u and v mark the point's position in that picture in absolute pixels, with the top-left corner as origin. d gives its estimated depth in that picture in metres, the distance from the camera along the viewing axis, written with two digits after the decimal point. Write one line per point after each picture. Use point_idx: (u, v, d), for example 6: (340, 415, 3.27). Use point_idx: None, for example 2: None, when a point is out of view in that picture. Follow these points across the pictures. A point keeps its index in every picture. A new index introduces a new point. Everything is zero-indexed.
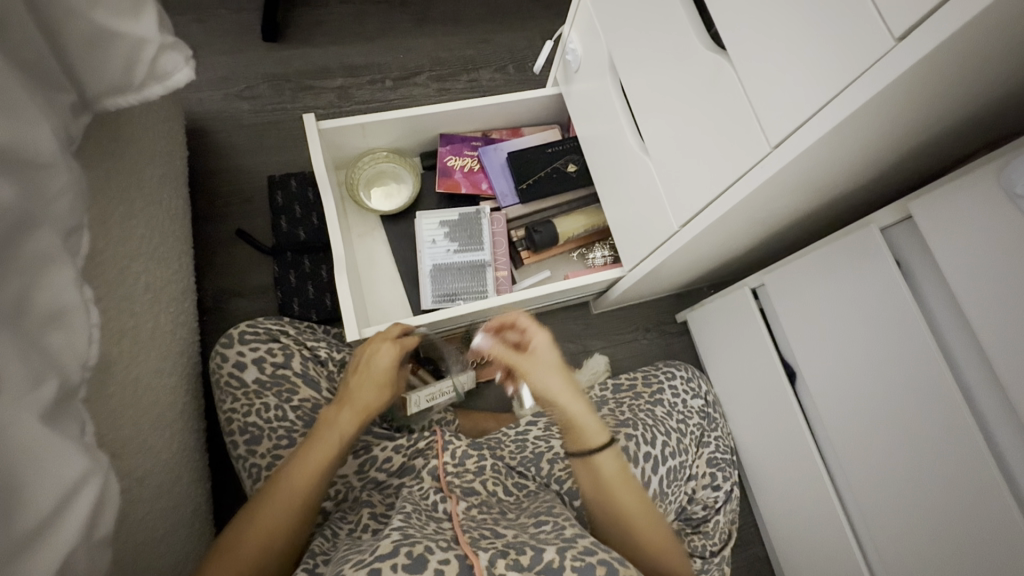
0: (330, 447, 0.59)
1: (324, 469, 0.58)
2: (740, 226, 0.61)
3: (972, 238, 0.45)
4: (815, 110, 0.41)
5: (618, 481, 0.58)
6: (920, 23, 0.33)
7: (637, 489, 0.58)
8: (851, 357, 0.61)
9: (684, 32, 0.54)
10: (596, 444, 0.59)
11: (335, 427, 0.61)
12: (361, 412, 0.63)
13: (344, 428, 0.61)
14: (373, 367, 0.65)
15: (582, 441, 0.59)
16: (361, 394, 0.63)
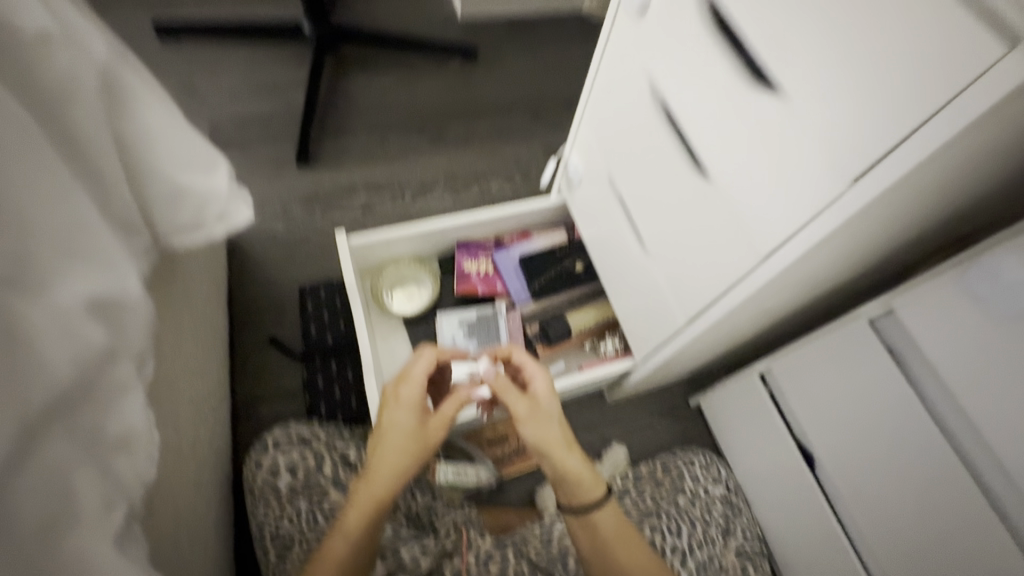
0: (361, 518, 0.57)
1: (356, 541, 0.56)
2: (741, 321, 0.66)
3: (951, 329, 0.50)
4: (792, 232, 0.48)
5: (617, 543, 0.59)
6: (869, 168, 0.39)
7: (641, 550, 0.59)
8: (864, 444, 0.64)
9: (672, 161, 0.63)
10: (593, 499, 0.60)
11: (359, 500, 0.58)
12: (385, 478, 0.58)
13: (358, 509, 0.57)
14: (391, 431, 0.60)
15: (579, 496, 0.61)
16: (382, 463, 0.59)
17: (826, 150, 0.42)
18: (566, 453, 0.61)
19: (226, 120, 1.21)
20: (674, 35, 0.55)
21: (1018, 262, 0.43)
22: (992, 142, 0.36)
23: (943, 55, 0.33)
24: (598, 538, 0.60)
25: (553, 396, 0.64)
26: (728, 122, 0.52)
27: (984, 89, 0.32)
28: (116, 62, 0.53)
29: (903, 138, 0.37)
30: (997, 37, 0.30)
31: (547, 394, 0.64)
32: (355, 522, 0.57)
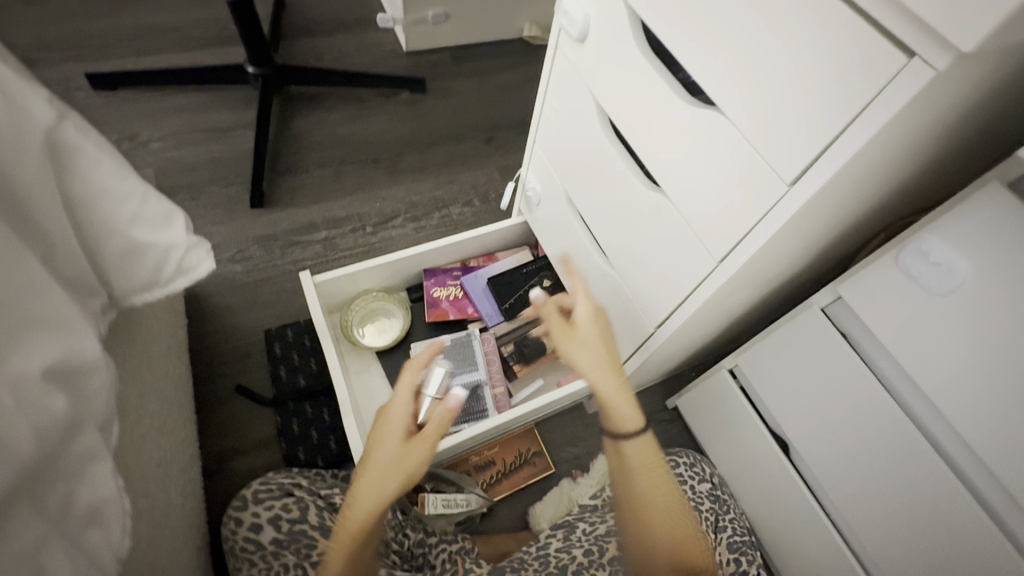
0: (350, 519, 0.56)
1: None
2: (706, 320, 0.70)
3: (887, 309, 0.54)
4: (745, 231, 0.50)
5: (648, 476, 0.61)
6: (802, 173, 0.42)
7: (668, 499, 0.60)
8: (832, 425, 0.67)
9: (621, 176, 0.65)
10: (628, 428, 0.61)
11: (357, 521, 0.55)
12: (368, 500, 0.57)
13: (354, 518, 0.55)
14: (381, 455, 0.58)
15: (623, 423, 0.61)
16: (371, 485, 0.57)
17: (764, 159, 0.45)
18: (614, 379, 0.62)
19: (171, 167, 1.18)
20: (616, 60, 0.59)
21: (940, 244, 0.48)
22: (908, 140, 0.39)
23: (852, 66, 0.36)
24: (628, 467, 0.61)
25: (594, 321, 0.63)
26: (673, 135, 0.55)
27: (892, 95, 0.34)
28: (64, 125, 0.51)
29: (829, 144, 0.39)
30: (898, 48, 0.33)
31: (591, 317, 0.63)
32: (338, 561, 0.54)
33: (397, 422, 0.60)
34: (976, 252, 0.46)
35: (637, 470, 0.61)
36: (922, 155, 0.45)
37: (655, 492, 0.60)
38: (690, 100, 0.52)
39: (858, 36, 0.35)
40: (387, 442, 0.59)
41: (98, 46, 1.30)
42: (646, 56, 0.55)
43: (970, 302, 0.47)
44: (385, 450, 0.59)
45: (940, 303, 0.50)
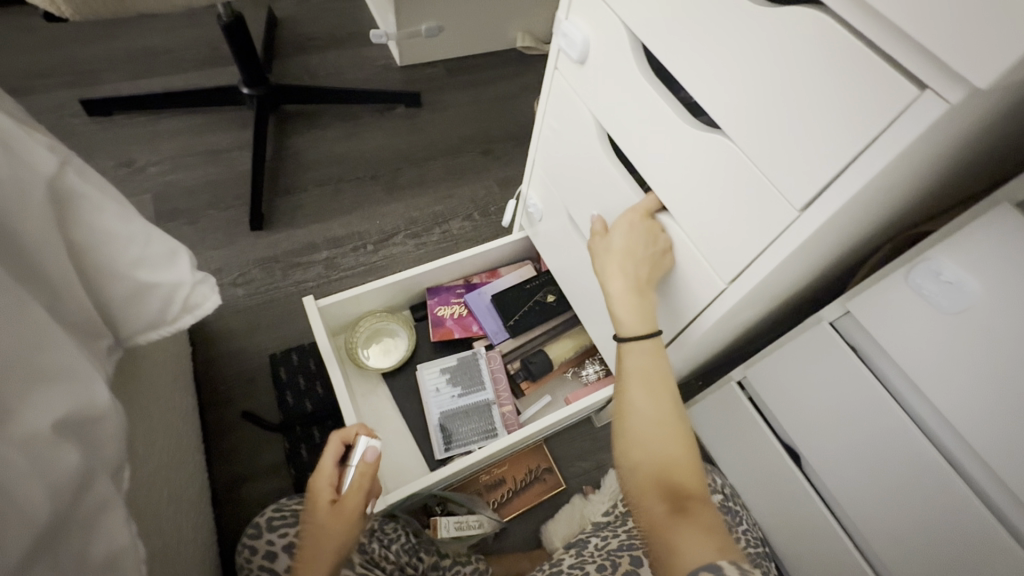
0: None
1: None
2: (715, 337, 0.69)
3: (898, 326, 0.54)
4: (755, 254, 0.50)
5: (642, 381, 0.61)
6: (812, 200, 0.42)
7: (660, 401, 0.60)
8: (844, 438, 0.67)
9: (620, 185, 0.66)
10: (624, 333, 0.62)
11: None
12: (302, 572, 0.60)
13: None
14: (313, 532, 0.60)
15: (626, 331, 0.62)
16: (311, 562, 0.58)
17: (773, 185, 0.45)
18: (627, 288, 0.61)
19: (170, 192, 1.17)
20: (617, 82, 0.59)
21: (952, 263, 0.48)
22: (919, 166, 0.39)
23: (863, 97, 0.36)
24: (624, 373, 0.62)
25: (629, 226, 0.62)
26: (678, 158, 0.54)
27: (905, 127, 0.34)
28: (65, 171, 0.51)
29: (839, 173, 0.39)
30: (909, 82, 0.33)
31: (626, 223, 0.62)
32: None
33: (321, 495, 0.63)
34: (988, 272, 0.46)
35: (632, 375, 0.61)
36: (931, 176, 0.45)
37: (652, 398, 0.60)
38: (695, 123, 0.52)
39: (868, 69, 0.35)
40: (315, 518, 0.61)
41: (92, 71, 1.29)
42: (648, 79, 0.55)
43: (984, 321, 0.47)
44: (314, 525, 0.61)
45: (952, 322, 0.50)
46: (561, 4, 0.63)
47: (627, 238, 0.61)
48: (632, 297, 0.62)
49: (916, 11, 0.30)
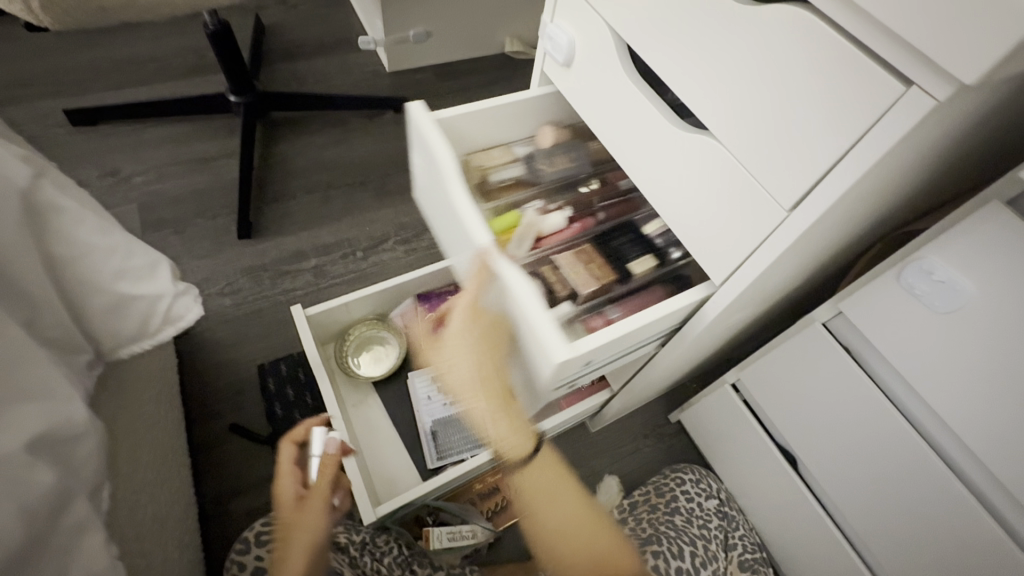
0: None
1: None
2: (707, 339, 0.69)
3: (891, 326, 0.53)
4: (746, 256, 0.49)
5: (539, 504, 0.63)
6: (802, 199, 0.41)
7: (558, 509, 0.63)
8: (841, 440, 0.66)
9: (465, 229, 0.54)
10: (523, 454, 0.61)
11: None
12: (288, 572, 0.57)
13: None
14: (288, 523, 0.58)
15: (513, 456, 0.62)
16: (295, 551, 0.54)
17: (762, 185, 0.44)
18: (494, 412, 0.60)
19: (155, 202, 1.16)
20: (604, 83, 0.58)
21: (944, 263, 0.47)
22: (909, 162, 0.38)
23: (849, 95, 0.35)
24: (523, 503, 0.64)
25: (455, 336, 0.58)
26: (667, 159, 0.54)
27: (893, 124, 0.33)
28: (41, 183, 0.49)
29: (827, 172, 0.39)
30: (895, 78, 0.32)
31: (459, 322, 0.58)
32: None
33: (289, 485, 0.61)
34: (980, 271, 0.45)
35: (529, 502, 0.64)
36: (922, 173, 0.44)
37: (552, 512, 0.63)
38: (682, 124, 0.51)
39: (856, 67, 0.34)
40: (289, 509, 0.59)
41: (76, 81, 1.28)
42: (635, 81, 0.54)
43: (978, 320, 0.47)
44: (288, 516, 0.58)
45: (946, 321, 0.49)
46: (545, 7, 0.63)
47: (465, 347, 0.58)
48: (496, 409, 0.60)
49: (903, 6, 0.30)
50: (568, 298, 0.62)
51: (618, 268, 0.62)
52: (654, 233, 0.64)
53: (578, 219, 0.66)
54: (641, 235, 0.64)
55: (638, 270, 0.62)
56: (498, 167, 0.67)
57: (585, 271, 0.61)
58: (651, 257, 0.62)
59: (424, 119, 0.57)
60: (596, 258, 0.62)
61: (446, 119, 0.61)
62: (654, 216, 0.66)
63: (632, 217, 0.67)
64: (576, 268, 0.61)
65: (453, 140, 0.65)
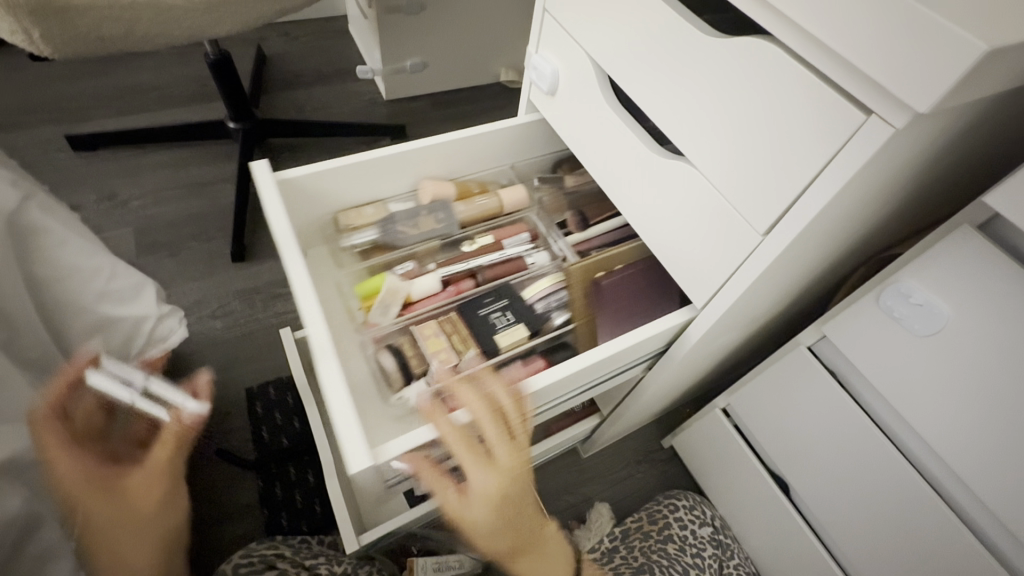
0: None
1: None
2: (694, 363, 0.68)
3: (873, 348, 0.53)
4: (725, 279, 0.50)
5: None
6: (775, 223, 0.42)
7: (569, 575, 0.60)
8: (832, 466, 0.65)
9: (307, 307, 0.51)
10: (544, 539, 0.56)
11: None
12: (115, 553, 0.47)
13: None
14: (110, 517, 0.47)
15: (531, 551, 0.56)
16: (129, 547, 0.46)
17: (736, 209, 0.45)
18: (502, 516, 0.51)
19: (151, 225, 1.17)
20: (586, 111, 0.59)
21: (920, 286, 0.48)
22: (877, 187, 0.39)
23: (814, 122, 0.36)
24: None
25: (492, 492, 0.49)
26: (646, 183, 0.55)
27: (856, 150, 0.34)
28: (29, 206, 0.50)
29: (798, 196, 0.39)
30: (856, 106, 0.33)
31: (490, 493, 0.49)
32: None
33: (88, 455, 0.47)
34: (954, 295, 0.46)
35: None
36: (893, 198, 0.45)
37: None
38: (660, 150, 0.52)
39: (818, 96, 0.35)
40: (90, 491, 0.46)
41: (79, 108, 1.31)
42: (615, 109, 0.55)
43: (956, 342, 0.47)
44: (103, 508, 0.46)
45: (926, 344, 0.49)
46: (530, 39, 0.65)
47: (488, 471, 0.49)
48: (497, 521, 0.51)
49: (855, 40, 0.31)
50: (424, 374, 0.59)
51: (483, 340, 0.60)
52: (534, 298, 0.63)
53: (455, 282, 0.64)
54: (516, 303, 0.63)
55: (503, 343, 0.60)
56: (368, 227, 0.64)
57: (446, 345, 0.60)
58: (523, 328, 0.61)
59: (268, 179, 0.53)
60: (462, 328, 0.61)
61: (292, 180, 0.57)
62: (537, 277, 0.65)
63: (511, 280, 0.65)
64: (437, 340, 0.60)
65: (315, 198, 0.62)
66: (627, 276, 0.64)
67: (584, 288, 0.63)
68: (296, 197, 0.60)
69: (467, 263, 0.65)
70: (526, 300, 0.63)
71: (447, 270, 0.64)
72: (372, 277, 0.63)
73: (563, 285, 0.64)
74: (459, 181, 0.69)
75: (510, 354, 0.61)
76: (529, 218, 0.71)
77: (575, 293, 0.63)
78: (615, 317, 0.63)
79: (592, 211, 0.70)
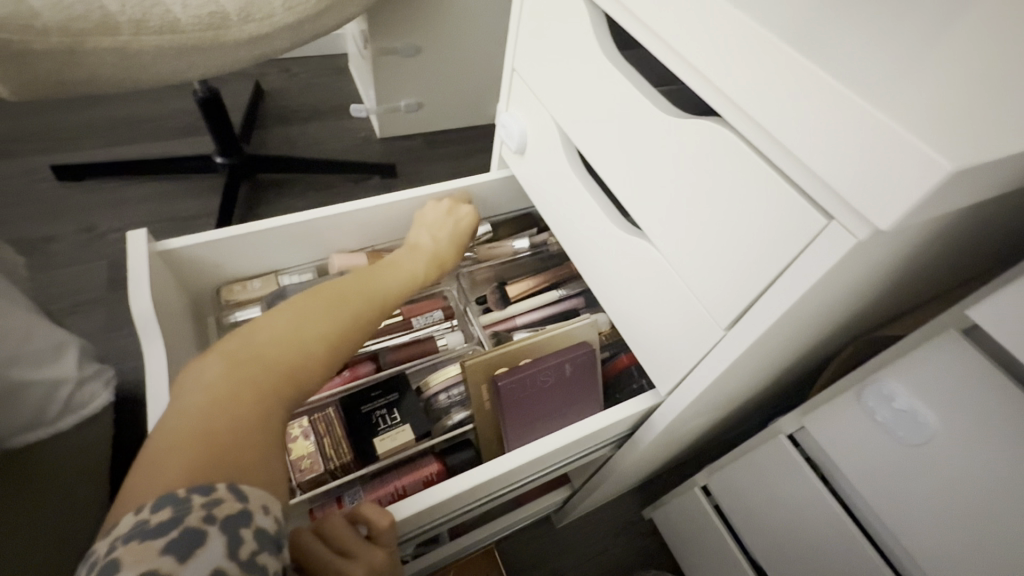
0: (250, 381, 0.40)
1: (210, 415, 0.36)
2: (667, 444, 0.63)
3: (856, 450, 0.48)
4: (690, 368, 0.45)
5: None
6: (736, 320, 0.38)
7: None
8: (814, 573, 0.59)
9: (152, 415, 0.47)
10: None
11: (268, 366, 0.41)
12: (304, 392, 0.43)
13: (281, 374, 0.42)
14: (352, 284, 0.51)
15: None
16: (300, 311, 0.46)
17: (698, 299, 0.41)
18: None
19: (128, 259, 1.14)
20: (554, 175, 0.56)
21: (904, 390, 0.43)
22: (847, 289, 0.35)
23: (772, 219, 0.33)
24: None
25: None
26: (609, 256, 0.51)
27: (817, 256, 0.30)
28: None
29: (758, 295, 0.35)
30: (815, 210, 0.30)
31: None
32: (223, 421, 0.36)
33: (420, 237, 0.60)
34: (942, 405, 0.41)
35: None
36: (869, 294, 0.41)
37: None
38: (624, 225, 0.49)
39: (777, 193, 0.32)
40: (394, 272, 0.54)
41: (71, 138, 1.31)
42: (582, 177, 0.52)
43: (943, 457, 0.42)
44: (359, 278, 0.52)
45: (911, 453, 0.44)
46: (500, 95, 0.62)
47: None
48: None
49: (811, 141, 0.28)
50: (286, 482, 0.52)
51: (361, 445, 0.53)
52: (437, 389, 0.58)
53: (351, 365, 0.58)
54: (413, 396, 0.57)
55: (384, 448, 0.54)
56: (253, 302, 0.63)
57: (313, 449, 0.52)
58: (409, 430, 0.55)
59: (140, 250, 0.52)
60: (338, 428, 0.54)
61: (174, 250, 0.56)
62: (444, 365, 0.60)
63: (411, 368, 0.59)
64: (303, 443, 0.52)
65: (204, 269, 0.61)
66: (537, 374, 0.53)
67: (483, 387, 0.54)
68: (183, 266, 0.59)
69: (365, 345, 0.59)
70: (424, 393, 0.57)
71: None
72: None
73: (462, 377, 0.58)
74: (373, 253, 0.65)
75: (393, 460, 0.55)
76: (447, 291, 0.65)
77: (474, 393, 0.53)
78: (518, 421, 0.54)
79: (514, 289, 0.64)
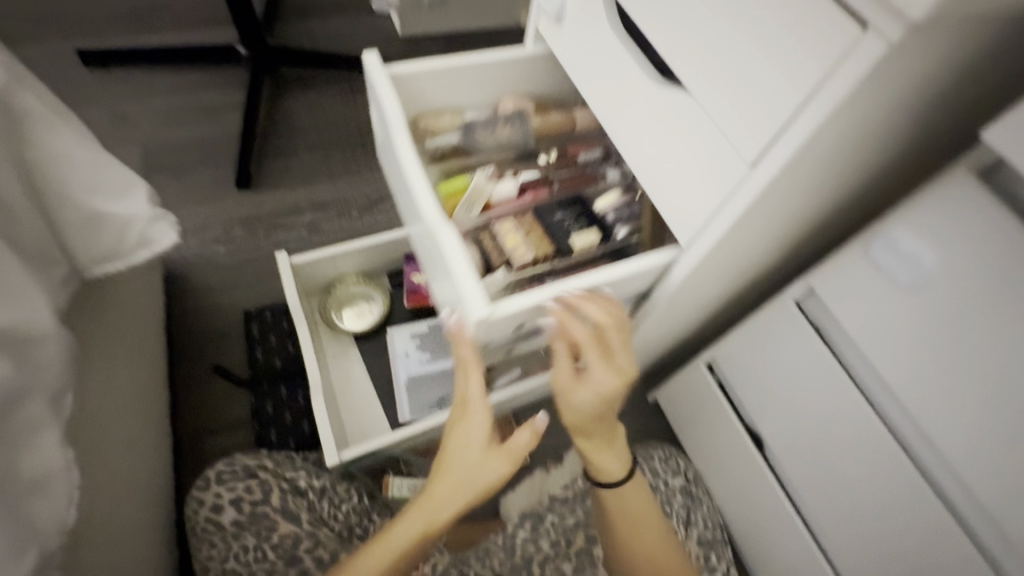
0: None
1: None
2: (682, 312, 0.68)
3: (859, 301, 0.53)
4: (711, 215, 0.48)
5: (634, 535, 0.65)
6: (761, 155, 0.41)
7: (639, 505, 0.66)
8: (807, 424, 0.66)
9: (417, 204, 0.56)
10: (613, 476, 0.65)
11: None
12: None
13: None
14: None
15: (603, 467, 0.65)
16: None
17: (727, 139, 0.44)
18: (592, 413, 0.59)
19: (159, 146, 1.17)
20: (590, 39, 0.57)
21: (911, 236, 0.47)
22: (869, 118, 0.39)
23: (807, 39, 0.35)
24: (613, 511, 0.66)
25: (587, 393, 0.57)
26: (641, 114, 0.53)
27: (848, 69, 0.33)
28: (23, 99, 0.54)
29: (787, 122, 0.38)
30: (851, 20, 0.32)
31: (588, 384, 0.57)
32: None
33: None
34: (941, 245, 0.45)
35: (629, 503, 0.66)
36: (884, 141, 0.44)
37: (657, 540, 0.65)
38: (660, 80, 0.50)
39: (815, 10, 0.34)
40: None
41: (91, 22, 1.30)
42: (620, 36, 0.53)
43: (938, 296, 0.46)
44: None
45: (909, 297, 0.49)
46: None
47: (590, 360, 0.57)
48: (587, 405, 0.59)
49: None
50: (503, 266, 0.61)
51: (560, 241, 0.61)
52: (606, 209, 0.63)
53: (531, 189, 0.66)
54: (590, 210, 0.63)
55: (576, 244, 0.60)
56: (445, 131, 0.67)
57: (523, 240, 0.61)
58: (594, 232, 0.61)
59: (378, 71, 0.61)
60: (536, 228, 0.62)
61: (401, 74, 0.63)
62: (607, 191, 0.66)
63: (585, 191, 0.66)
64: (514, 236, 0.61)
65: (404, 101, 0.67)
66: None
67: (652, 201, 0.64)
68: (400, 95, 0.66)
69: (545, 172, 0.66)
70: (598, 209, 0.63)
71: (525, 175, 0.66)
72: (454, 178, 0.66)
73: (633, 198, 0.64)
74: (537, 101, 0.71)
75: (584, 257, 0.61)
76: (606, 138, 0.71)
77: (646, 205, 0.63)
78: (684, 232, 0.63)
79: None
